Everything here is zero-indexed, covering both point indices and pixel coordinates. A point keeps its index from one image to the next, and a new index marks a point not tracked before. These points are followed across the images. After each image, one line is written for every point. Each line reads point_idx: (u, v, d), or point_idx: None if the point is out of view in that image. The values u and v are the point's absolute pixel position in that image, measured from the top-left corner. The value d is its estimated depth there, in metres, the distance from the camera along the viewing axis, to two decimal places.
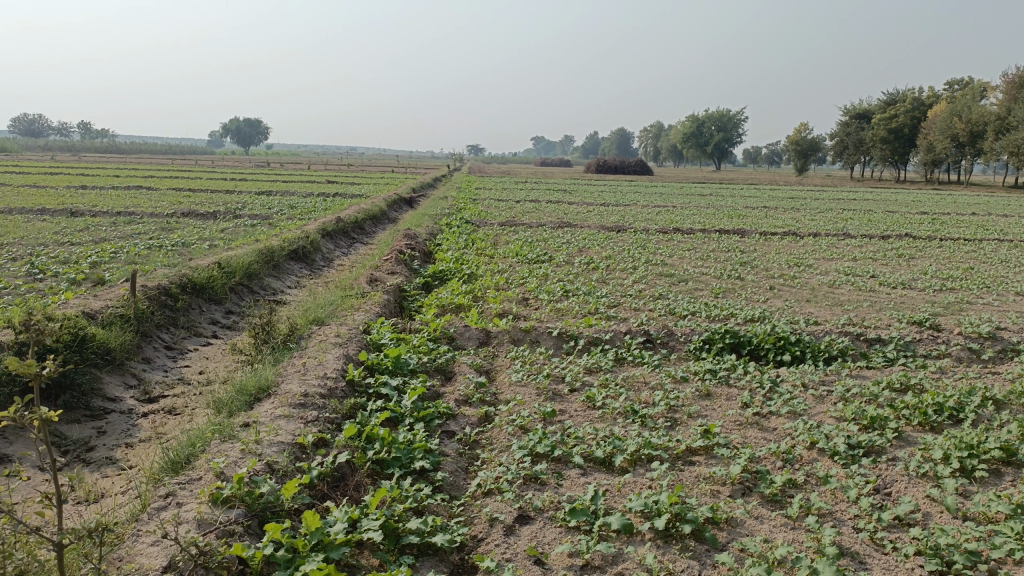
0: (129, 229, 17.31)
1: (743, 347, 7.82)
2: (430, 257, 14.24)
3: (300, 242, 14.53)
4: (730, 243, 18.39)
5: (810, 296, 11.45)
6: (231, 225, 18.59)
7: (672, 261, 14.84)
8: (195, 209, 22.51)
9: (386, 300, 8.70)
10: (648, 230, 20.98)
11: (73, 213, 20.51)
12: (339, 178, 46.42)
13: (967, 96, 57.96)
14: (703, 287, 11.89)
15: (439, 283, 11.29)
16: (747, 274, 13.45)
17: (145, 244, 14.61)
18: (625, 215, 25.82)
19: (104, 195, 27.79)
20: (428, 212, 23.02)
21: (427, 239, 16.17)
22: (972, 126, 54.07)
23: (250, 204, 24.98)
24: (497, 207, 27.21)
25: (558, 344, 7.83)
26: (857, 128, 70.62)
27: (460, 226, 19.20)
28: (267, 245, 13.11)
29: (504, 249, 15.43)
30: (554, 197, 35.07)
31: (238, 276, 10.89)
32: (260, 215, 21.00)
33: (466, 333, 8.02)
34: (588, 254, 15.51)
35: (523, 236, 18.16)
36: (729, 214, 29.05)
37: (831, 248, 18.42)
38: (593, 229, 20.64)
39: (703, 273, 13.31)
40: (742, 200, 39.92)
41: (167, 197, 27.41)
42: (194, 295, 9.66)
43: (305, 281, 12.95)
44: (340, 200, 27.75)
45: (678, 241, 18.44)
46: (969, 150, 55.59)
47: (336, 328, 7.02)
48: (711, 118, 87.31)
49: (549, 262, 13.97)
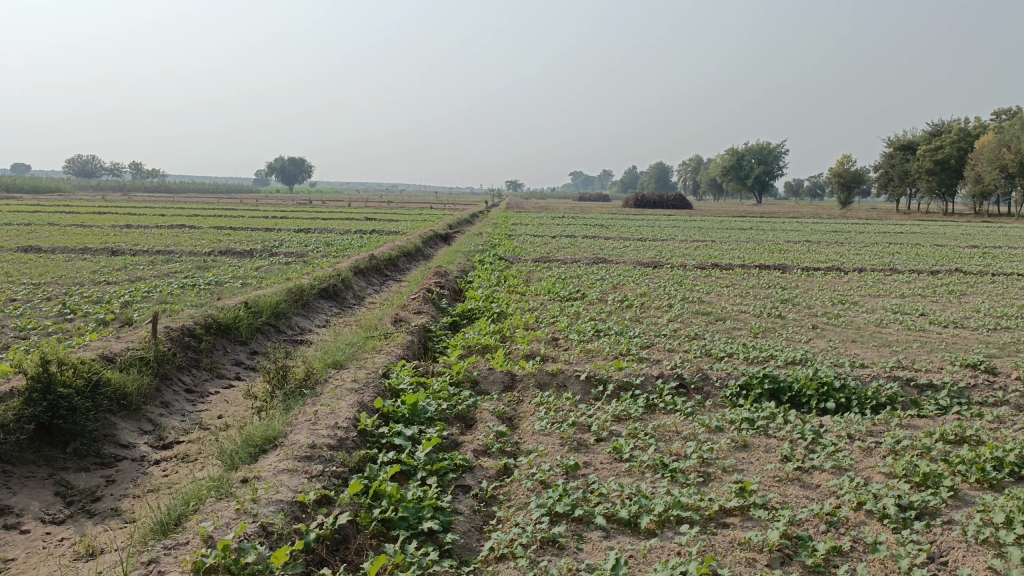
0: (166, 268, 17.49)
1: (783, 393, 7.38)
2: (460, 295, 14.04)
3: (331, 280, 14.46)
4: (770, 279, 17.87)
5: (855, 336, 10.93)
6: (266, 263, 18.69)
7: (709, 299, 14.40)
8: (232, 247, 22.77)
9: (410, 342, 8.46)
10: (685, 266, 20.55)
11: (114, 252, 20.87)
12: (377, 214, 46.83)
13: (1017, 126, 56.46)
14: (742, 327, 11.44)
15: (467, 323, 11.04)
16: (789, 312, 12.95)
17: (178, 282, 14.69)
18: (662, 250, 25.41)
19: (147, 233, 28.35)
20: (462, 249, 22.92)
21: (459, 276, 15.99)
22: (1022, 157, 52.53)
23: (287, 242, 25.19)
24: (531, 243, 27.06)
25: (586, 389, 7.49)
26: (902, 159, 69.28)
27: (493, 263, 19.01)
28: (298, 284, 13.05)
29: (536, 286, 15.17)
30: (591, 233, 34.81)
31: (265, 315, 10.78)
32: (296, 253, 21.12)
33: (490, 376, 7.72)
34: (622, 291, 15.16)
35: (556, 272, 17.89)
36: (770, 249, 28.45)
37: (876, 284, 17.77)
38: (629, 265, 20.29)
39: (741, 312, 12.85)
40: (783, 234, 39.17)
41: (206, 235, 27.83)
42: (219, 335, 9.54)
43: (334, 319, 12.83)
44: (375, 236, 27.88)
45: (716, 277, 17.98)
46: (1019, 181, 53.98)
47: (354, 372, 6.78)
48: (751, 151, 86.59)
49: (582, 300, 13.65)
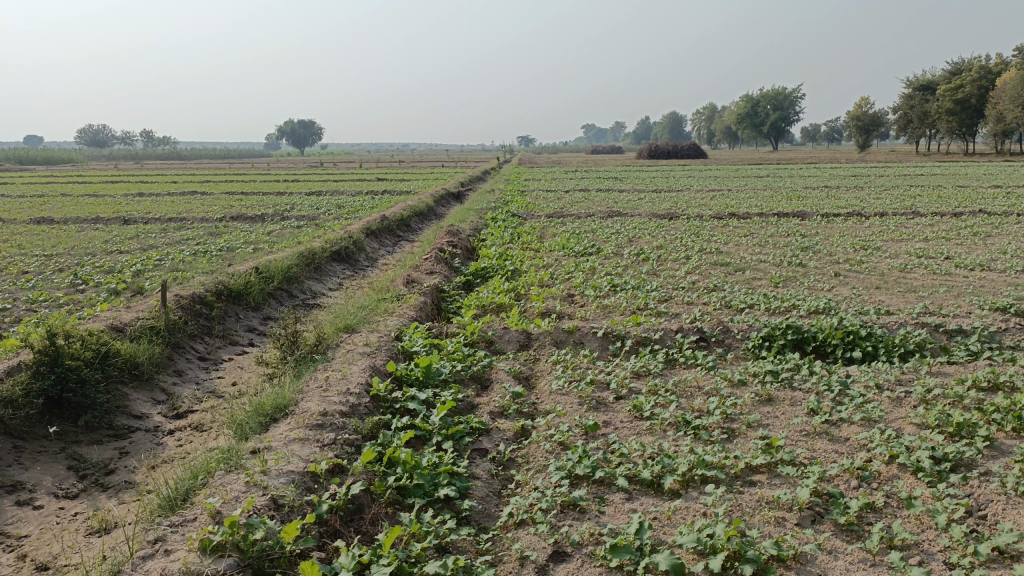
0: (177, 235, 17.40)
1: (807, 344, 7.16)
2: (474, 254, 13.84)
3: (343, 242, 14.30)
4: (789, 227, 17.50)
5: (879, 283, 10.65)
6: (277, 227, 18.56)
7: (727, 249, 14.11)
8: (243, 212, 22.65)
9: (423, 303, 8.29)
10: (701, 216, 20.18)
11: (127, 221, 20.80)
12: (389, 174, 46.45)
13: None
14: (761, 277, 11.19)
15: (481, 282, 10.85)
16: (809, 260, 12.65)
17: (190, 250, 14.59)
18: (677, 201, 24.98)
19: (158, 201, 28.28)
20: (474, 206, 22.65)
21: (472, 235, 15.77)
22: None
23: (298, 205, 25.02)
24: (544, 198, 26.73)
25: (604, 346, 7.31)
26: (922, 100, 67.63)
27: (506, 220, 18.74)
28: (309, 247, 12.90)
29: (550, 242, 14.94)
30: (605, 186, 34.35)
31: (277, 280, 10.67)
32: (307, 216, 20.95)
33: (505, 336, 7.56)
34: (638, 244, 14.90)
35: (571, 227, 17.62)
36: (787, 196, 27.93)
37: (899, 228, 17.36)
38: (645, 217, 19.96)
39: (761, 261, 12.57)
40: (800, 180, 38.47)
41: (218, 201, 27.71)
42: (231, 302, 9.43)
43: (347, 282, 12.69)
44: (387, 197, 27.63)
45: (734, 227, 17.63)
46: None
47: (366, 336, 6.63)
48: (767, 97, 84.86)
49: (597, 255, 13.41)
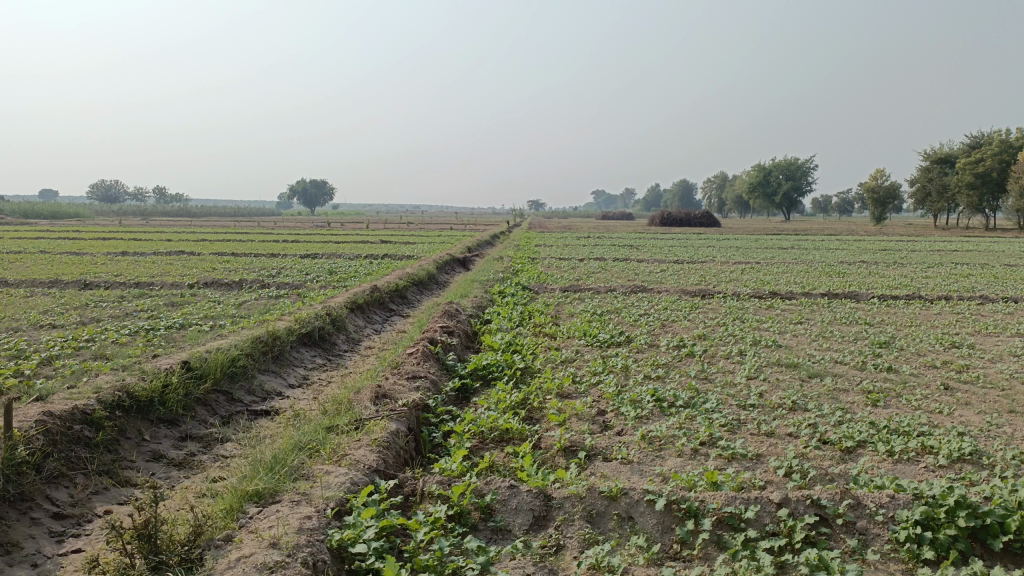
0: (133, 305, 14.97)
1: (995, 541, 4.45)
2: (475, 341, 11.26)
3: (317, 322, 11.78)
4: (846, 312, 14.92)
5: (1012, 403, 7.99)
6: (252, 297, 16.17)
7: (786, 343, 11.49)
8: (221, 277, 20.35)
9: (392, 437, 5.66)
10: (738, 295, 17.59)
11: (87, 286, 18.42)
12: (394, 236, 44.46)
13: None
14: (849, 390, 8.53)
15: (482, 387, 8.23)
16: (898, 364, 9.98)
17: (132, 327, 12.13)
18: (704, 275, 22.46)
19: (139, 262, 26.06)
20: (480, 276, 20.19)
21: (475, 314, 13.28)
22: None
23: (287, 270, 22.75)
24: (557, 267, 24.41)
25: (666, 527, 4.64)
26: (940, 173, 65.72)
27: (514, 295, 16.22)
28: (270, 329, 10.38)
29: (568, 326, 12.42)
30: (621, 255, 31.98)
31: (212, 379, 8.17)
32: (291, 284, 18.56)
33: (511, 501, 4.89)
34: (675, 331, 12.39)
35: (590, 306, 15.14)
36: (824, 271, 25.37)
37: (976, 317, 14.76)
38: (673, 295, 17.42)
39: (836, 363, 9.94)
40: (828, 253, 36.01)
41: (201, 263, 25.44)
42: (135, 417, 6.89)
43: (316, 374, 10.12)
44: (386, 262, 25.37)
45: (781, 311, 15.03)
46: None
47: (281, 520, 4.02)
48: (779, 167, 83.39)
49: (628, 347, 10.81)
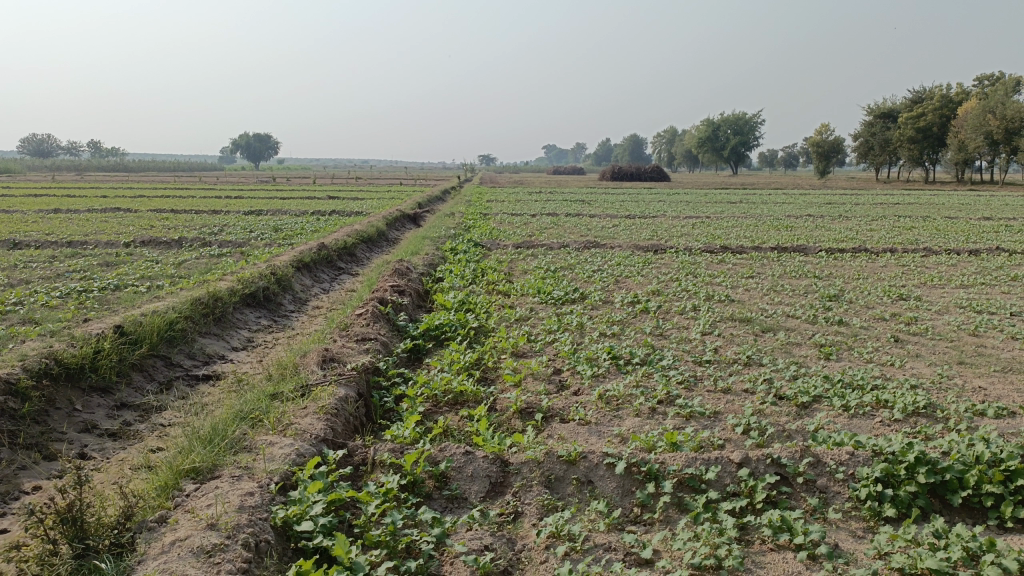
0: (65, 266, 14.23)
1: (955, 497, 4.44)
2: (426, 299, 10.99)
3: (261, 281, 11.33)
4: (796, 266, 15.05)
5: (960, 354, 8.11)
6: (193, 256, 15.55)
7: (739, 297, 11.50)
8: (161, 235, 19.55)
9: (340, 404, 5.40)
10: (690, 249, 17.60)
11: (15, 246, 17.46)
12: (341, 192, 43.48)
13: (1001, 91, 54.31)
14: (803, 344, 8.54)
15: (434, 348, 7.99)
16: (848, 317, 10.05)
17: (64, 288, 11.50)
18: (656, 230, 22.45)
19: (72, 219, 24.87)
20: (431, 233, 19.77)
21: (426, 271, 12.98)
22: (1006, 122, 50.26)
23: (230, 227, 21.97)
24: (509, 223, 24.13)
25: (626, 491, 4.52)
26: (882, 127, 66.87)
27: (466, 252, 15.91)
28: (211, 290, 9.92)
29: (522, 282, 12.23)
30: (573, 210, 31.84)
31: (148, 343, 7.76)
32: (234, 242, 17.91)
33: (467, 467, 4.70)
34: (629, 286, 12.30)
35: (544, 262, 14.95)
36: (772, 225, 25.61)
37: (921, 269, 15.04)
38: (626, 250, 17.34)
39: (789, 317, 9.97)
40: (775, 207, 36.43)
41: (139, 220, 24.42)
42: (64, 386, 6.48)
43: (261, 335, 9.74)
44: (334, 219, 24.74)
45: (733, 266, 15.07)
46: (1003, 148, 51.94)
47: (221, 498, 3.76)
48: (728, 121, 83.88)
49: (582, 304, 10.66)
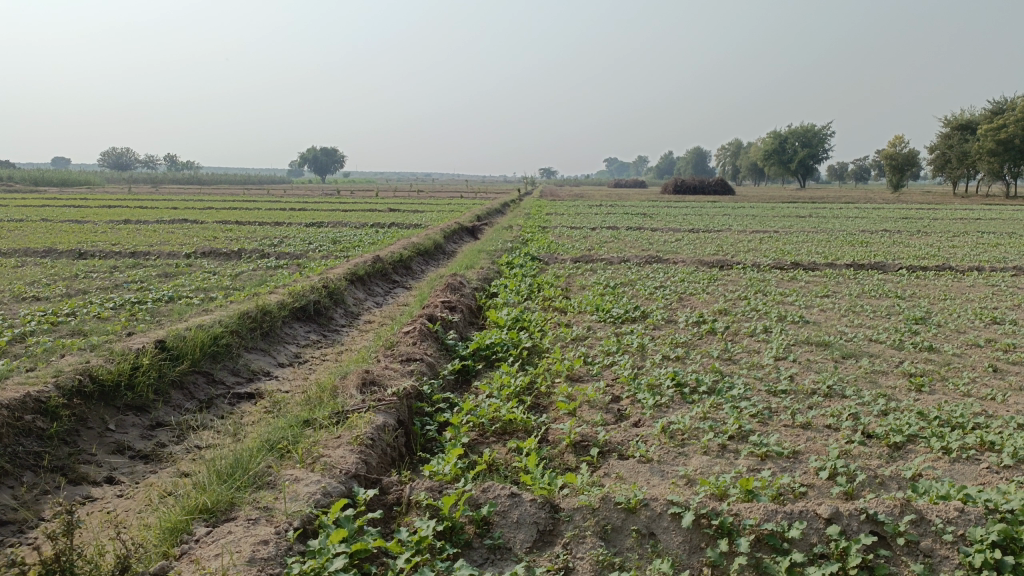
0: (123, 276, 14.30)
1: None
2: (479, 316, 10.53)
3: (312, 294, 11.06)
4: (875, 285, 14.08)
5: None
6: (249, 267, 15.49)
7: (814, 318, 10.70)
8: (221, 246, 19.67)
9: (377, 434, 4.95)
10: (758, 266, 16.74)
11: (80, 256, 17.75)
12: (402, 204, 43.61)
13: None
14: (889, 373, 7.76)
15: (484, 370, 7.52)
16: (937, 343, 9.18)
17: (118, 300, 11.45)
18: (721, 245, 21.57)
19: (139, 230, 25.36)
20: (487, 246, 19.37)
21: (480, 286, 12.55)
22: None
23: (289, 239, 22.03)
24: (568, 236, 23.60)
25: (694, 547, 3.94)
26: (961, 139, 63.89)
27: (522, 266, 15.43)
28: (260, 303, 9.67)
29: (580, 299, 11.68)
30: (634, 223, 31.12)
31: (190, 359, 7.49)
32: (291, 254, 17.85)
33: (512, 512, 4.17)
34: (694, 305, 11.62)
35: (603, 278, 14.37)
36: (844, 241, 24.37)
37: (1013, 289, 13.88)
38: (690, 265, 16.61)
39: (870, 342, 9.17)
40: (847, 222, 34.89)
41: (203, 231, 24.77)
42: (97, 404, 6.22)
43: (309, 351, 9.44)
44: (393, 231, 24.60)
45: (805, 284, 14.21)
46: None
47: (232, 547, 3.34)
48: (795, 134, 81.65)
49: (643, 323, 10.04)
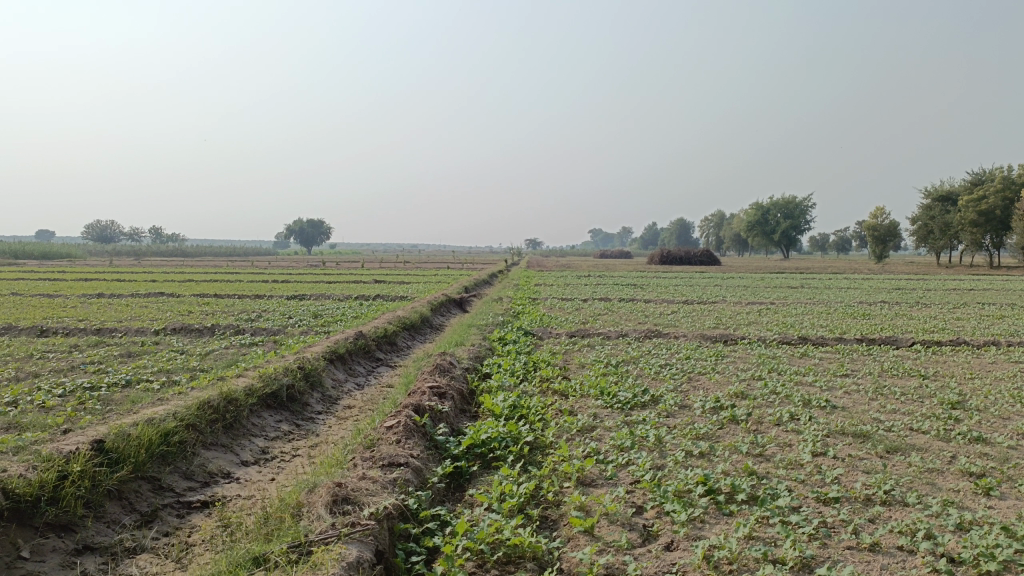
0: (82, 356, 13.14)
1: None
2: (471, 401, 9.46)
3: (285, 378, 9.98)
4: (893, 362, 13.15)
5: None
6: (222, 345, 14.39)
7: (841, 402, 9.71)
8: (195, 321, 18.58)
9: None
10: (764, 341, 15.85)
11: (42, 333, 16.60)
12: (388, 276, 42.85)
13: None
14: (946, 473, 6.73)
15: (481, 473, 6.43)
16: (987, 432, 8.17)
17: (68, 385, 10.28)
18: (719, 318, 20.71)
19: (111, 305, 24.23)
20: (477, 320, 18.38)
21: (472, 366, 11.50)
22: None
23: (269, 313, 21.00)
24: (561, 308, 22.76)
25: None
26: (942, 211, 64.37)
27: (515, 343, 14.42)
28: (224, 390, 8.57)
29: (582, 380, 10.66)
30: (626, 294, 30.35)
31: (132, 463, 6.36)
32: (269, 330, 16.77)
33: None
34: (706, 387, 10.62)
35: (603, 355, 13.38)
36: (844, 313, 23.62)
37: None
38: (692, 341, 15.69)
39: (912, 432, 8.17)
40: (840, 293, 34.28)
41: (178, 305, 23.71)
42: (10, 525, 5.06)
43: (278, 444, 8.31)
44: (378, 304, 23.64)
45: (819, 360, 13.28)
46: None
47: None
48: (777, 205, 82.33)
49: (655, 410, 9.01)
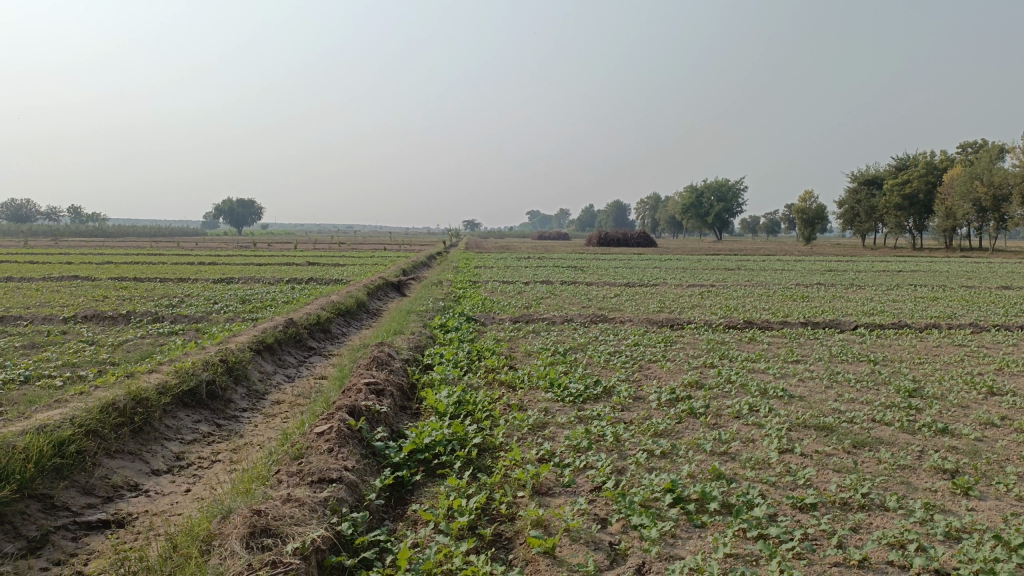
0: None
1: None
2: (411, 397, 8.74)
3: (205, 373, 9.06)
4: (841, 347, 12.94)
5: None
6: (138, 334, 13.27)
7: (798, 391, 9.35)
8: (110, 307, 17.25)
9: None
10: (710, 325, 15.53)
11: None
12: (321, 258, 41.45)
13: (984, 157, 53.29)
14: (919, 470, 6.36)
15: (425, 482, 5.75)
16: (950, 423, 7.89)
17: None
18: (662, 301, 20.41)
19: (19, 290, 22.47)
20: (416, 305, 17.57)
21: (411, 357, 10.75)
22: (994, 189, 48.58)
23: (193, 298, 19.75)
24: (502, 292, 22.13)
25: None
26: (868, 194, 66.08)
27: (457, 330, 13.71)
28: (133, 389, 7.63)
29: (530, 370, 10.04)
30: (567, 277, 29.89)
31: (18, 480, 5.42)
32: (192, 317, 15.63)
33: None
34: (659, 376, 10.13)
35: (548, 342, 12.80)
36: (783, 295, 23.64)
37: (981, 351, 12.94)
38: (638, 326, 15.26)
39: (876, 424, 7.82)
40: (776, 275, 34.57)
41: (94, 289, 22.19)
42: None
43: (196, 449, 7.43)
44: (310, 288, 22.57)
45: (768, 346, 12.99)
46: (992, 216, 50.08)
47: None
48: (711, 188, 83.40)
49: (610, 403, 8.45)
